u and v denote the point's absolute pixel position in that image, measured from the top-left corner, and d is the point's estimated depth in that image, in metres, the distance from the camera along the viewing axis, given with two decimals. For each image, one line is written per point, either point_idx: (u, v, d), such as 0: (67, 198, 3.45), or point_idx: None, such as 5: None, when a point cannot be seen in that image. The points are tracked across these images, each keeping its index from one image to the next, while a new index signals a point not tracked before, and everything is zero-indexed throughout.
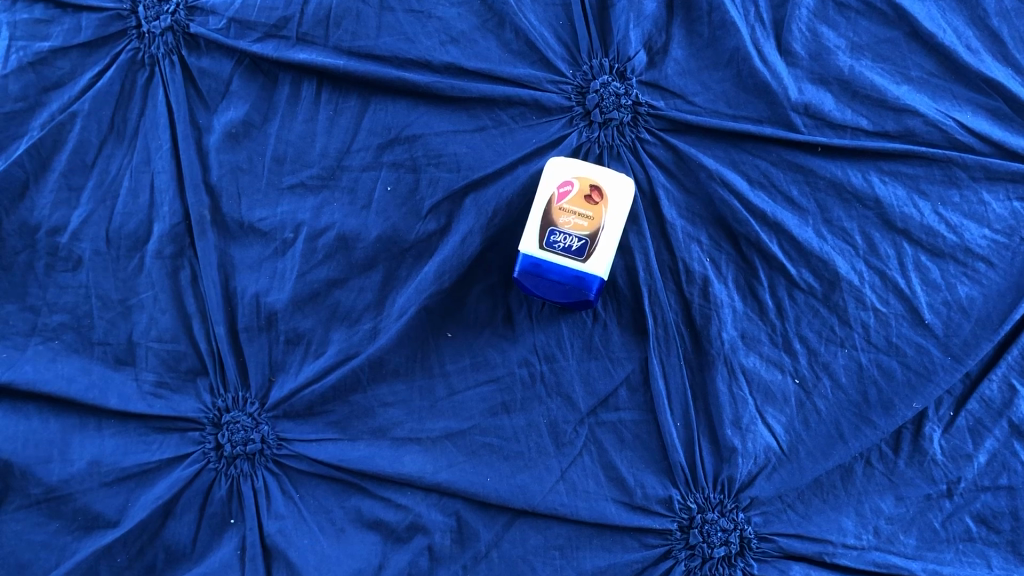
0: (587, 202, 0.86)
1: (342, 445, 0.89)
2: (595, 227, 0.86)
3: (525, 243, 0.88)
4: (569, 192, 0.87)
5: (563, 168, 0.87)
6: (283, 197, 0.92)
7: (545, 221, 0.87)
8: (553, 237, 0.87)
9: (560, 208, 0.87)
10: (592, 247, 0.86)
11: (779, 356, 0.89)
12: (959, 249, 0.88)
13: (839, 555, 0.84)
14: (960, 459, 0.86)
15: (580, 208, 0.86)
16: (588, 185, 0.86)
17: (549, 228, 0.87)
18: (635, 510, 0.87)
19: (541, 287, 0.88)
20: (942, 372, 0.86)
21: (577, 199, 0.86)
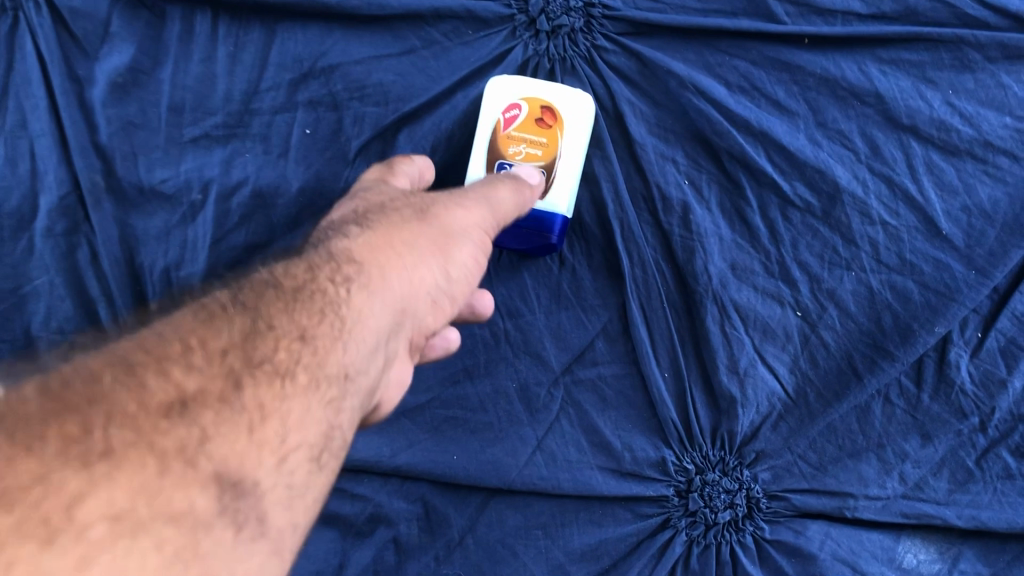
0: (540, 126, 0.74)
1: (373, 179, 0.69)
2: (550, 156, 0.74)
3: (471, 180, 0.75)
4: (517, 115, 0.74)
5: (508, 87, 0.75)
6: (187, 153, 0.79)
7: (494, 150, 0.75)
8: (503, 169, 0.75)
9: (508, 135, 0.74)
10: (550, 181, 0.74)
11: (777, 287, 0.76)
12: (976, 143, 0.75)
13: (861, 509, 0.74)
14: (992, 386, 0.74)
15: (533, 133, 0.74)
16: (539, 106, 0.74)
17: (497, 161, 0.75)
18: (625, 477, 0.76)
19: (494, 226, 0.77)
20: (967, 290, 0.74)
21: (526, 125, 0.74)
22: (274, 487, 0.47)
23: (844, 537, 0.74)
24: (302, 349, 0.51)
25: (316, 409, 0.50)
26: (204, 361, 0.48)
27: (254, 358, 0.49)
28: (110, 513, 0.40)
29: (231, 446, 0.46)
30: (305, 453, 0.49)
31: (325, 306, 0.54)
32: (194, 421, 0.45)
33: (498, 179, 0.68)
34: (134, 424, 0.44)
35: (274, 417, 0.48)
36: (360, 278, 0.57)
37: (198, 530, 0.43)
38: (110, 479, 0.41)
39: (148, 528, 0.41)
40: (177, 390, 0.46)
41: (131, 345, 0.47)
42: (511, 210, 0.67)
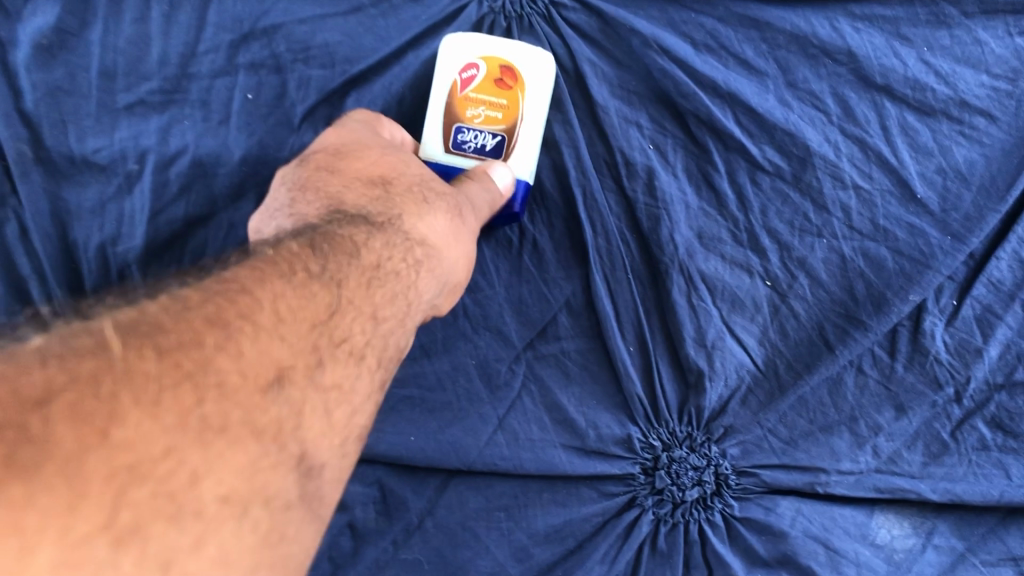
0: (499, 87, 0.71)
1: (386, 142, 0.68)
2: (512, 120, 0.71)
3: (426, 145, 0.72)
4: (473, 77, 0.71)
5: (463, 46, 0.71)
6: (121, 120, 0.74)
7: (451, 114, 0.72)
8: (462, 134, 0.71)
9: (466, 98, 0.71)
10: (511, 145, 0.71)
11: (745, 256, 0.73)
12: (952, 102, 0.72)
13: (833, 484, 0.72)
14: (968, 355, 0.72)
15: (491, 95, 0.71)
16: (498, 66, 0.71)
17: (454, 125, 0.71)
18: (590, 455, 0.73)
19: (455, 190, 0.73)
20: (942, 256, 0.71)
21: (485, 86, 0.71)
22: (332, 463, 0.51)
23: (816, 514, 0.72)
24: (371, 330, 0.55)
25: (374, 393, 0.55)
26: (295, 335, 0.49)
27: (335, 337, 0.52)
28: (221, 495, 0.43)
29: (313, 426, 0.49)
30: (359, 430, 0.53)
31: (397, 290, 0.58)
32: (287, 400, 0.48)
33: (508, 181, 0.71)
34: (237, 399, 0.45)
35: (341, 398, 0.51)
36: (417, 267, 0.60)
37: (286, 510, 0.46)
38: (220, 462, 0.43)
39: (247, 509, 0.44)
40: (275, 364, 0.48)
41: (222, 299, 0.47)
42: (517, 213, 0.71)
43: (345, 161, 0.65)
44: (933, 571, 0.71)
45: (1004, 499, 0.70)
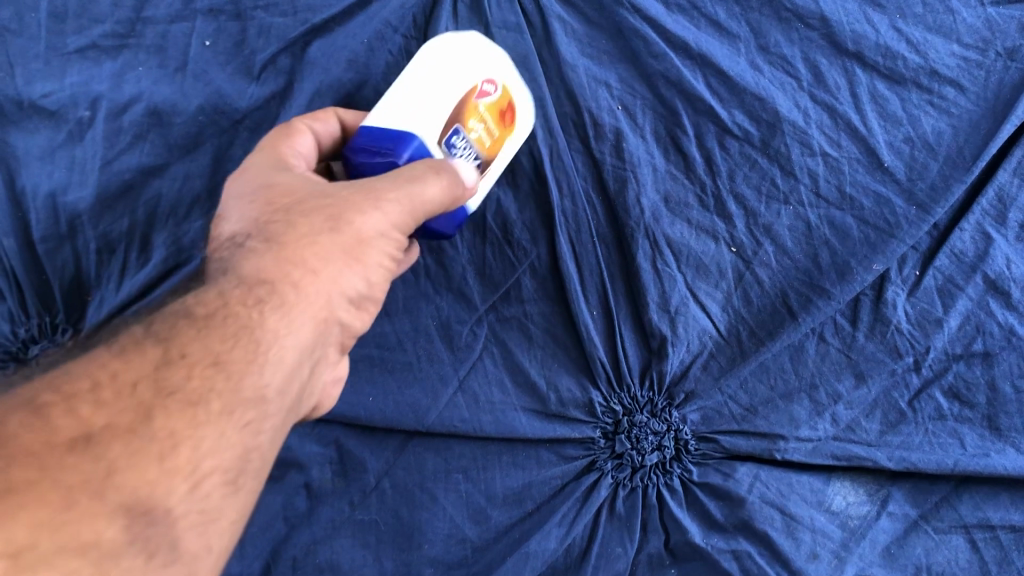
0: (500, 118, 0.65)
1: (269, 163, 0.58)
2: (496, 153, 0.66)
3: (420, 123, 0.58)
4: (489, 93, 0.64)
5: (487, 55, 0.64)
6: (71, 64, 0.71)
7: (454, 112, 0.61)
8: (452, 139, 0.61)
9: (477, 106, 0.63)
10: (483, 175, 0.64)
11: (712, 222, 0.72)
12: (923, 71, 0.71)
13: (792, 451, 0.72)
14: (928, 325, 0.72)
15: (493, 122, 0.65)
16: (505, 99, 0.66)
17: (455, 126, 0.61)
18: (551, 419, 0.73)
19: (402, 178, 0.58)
20: (906, 226, 0.71)
21: (495, 108, 0.64)
22: (187, 512, 0.44)
23: (774, 480, 0.72)
24: (214, 377, 0.47)
25: (230, 439, 0.47)
26: (115, 396, 0.44)
27: (163, 387, 0.45)
28: (7, 551, 0.39)
29: (141, 475, 0.43)
30: (219, 478, 0.46)
31: (240, 331, 0.49)
32: (101, 456, 0.42)
33: (414, 164, 0.55)
34: (38, 462, 0.41)
35: (185, 445, 0.45)
36: (272, 297, 0.51)
37: (107, 559, 0.41)
38: (12, 515, 0.39)
39: (51, 562, 0.40)
40: (85, 425, 0.43)
41: (47, 381, 0.44)
42: (432, 195, 0.55)
43: (229, 197, 0.57)
44: (886, 538, 0.72)
45: (958, 467, 0.71)
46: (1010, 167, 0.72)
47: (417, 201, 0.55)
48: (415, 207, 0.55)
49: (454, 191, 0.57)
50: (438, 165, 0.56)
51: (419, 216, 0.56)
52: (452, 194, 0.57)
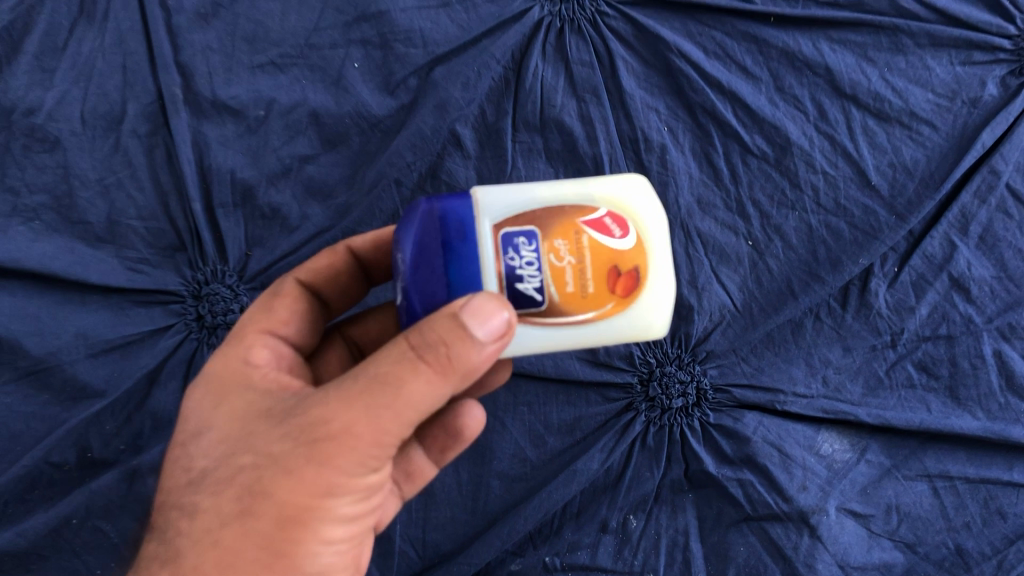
0: (599, 279, 0.57)
1: (235, 359, 0.66)
2: (569, 311, 0.57)
3: (496, 204, 0.57)
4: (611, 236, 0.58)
5: (629, 204, 0.59)
6: (256, 76, 0.94)
7: (541, 223, 0.57)
8: (517, 237, 0.56)
9: (579, 233, 0.57)
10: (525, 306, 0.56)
11: (733, 221, 0.92)
12: (904, 112, 0.91)
13: (789, 403, 0.90)
14: (903, 312, 0.91)
15: (589, 271, 0.57)
16: (627, 270, 0.57)
17: (531, 237, 0.57)
18: (598, 366, 0.92)
19: (420, 243, 0.55)
20: (888, 230, 0.90)
21: (608, 254, 0.57)
22: None
23: (774, 425, 0.91)
24: None
25: None
26: None
27: None
28: None
29: None
30: None
31: None
32: None
33: (378, 369, 0.54)
34: None
35: None
36: None
37: None
38: None
39: None
40: None
41: None
42: (407, 395, 0.53)
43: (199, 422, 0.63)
44: (863, 479, 0.90)
45: (924, 425, 0.89)
46: (971, 190, 0.91)
47: (378, 409, 0.54)
48: (372, 425, 0.54)
49: (448, 373, 0.53)
50: (435, 330, 0.52)
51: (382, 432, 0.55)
52: (449, 376, 0.54)
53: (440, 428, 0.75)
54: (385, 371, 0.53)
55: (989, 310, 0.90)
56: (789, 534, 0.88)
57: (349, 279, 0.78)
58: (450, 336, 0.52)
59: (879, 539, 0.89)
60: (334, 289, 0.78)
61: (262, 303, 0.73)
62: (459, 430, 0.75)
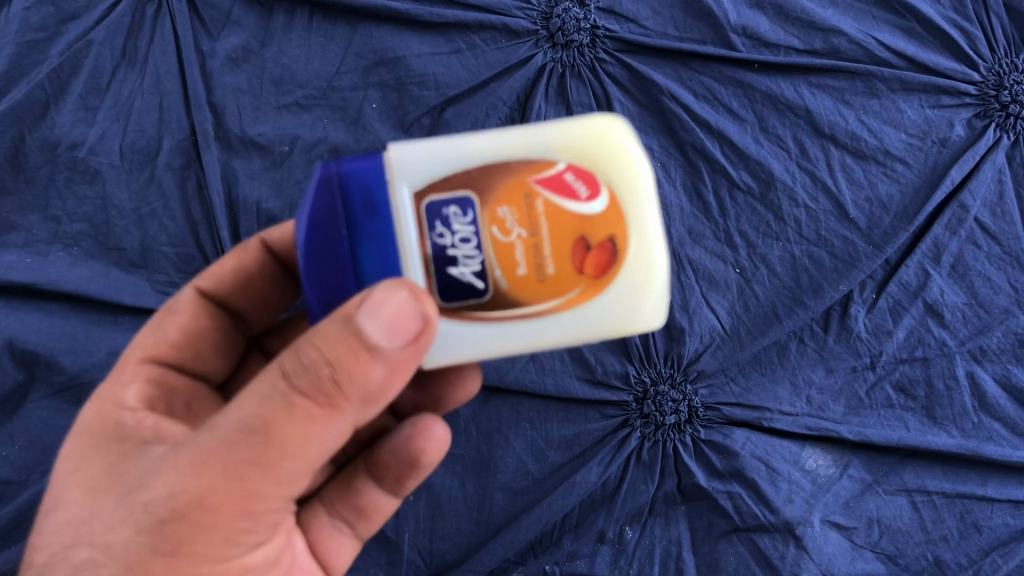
0: (564, 254, 0.53)
1: (109, 392, 0.64)
2: (526, 295, 0.53)
3: (424, 170, 0.53)
4: (575, 199, 0.53)
5: (599, 158, 0.54)
6: (282, 115, 1.03)
7: (480, 190, 0.53)
8: (448, 207, 0.52)
9: (533, 202, 0.52)
10: (467, 291, 0.53)
11: (722, 250, 0.99)
12: (879, 151, 0.99)
13: (776, 420, 0.96)
14: (881, 335, 0.97)
15: (549, 247, 0.52)
16: (597, 241, 0.53)
17: (471, 208, 0.52)
18: (596, 385, 0.98)
19: (320, 222, 0.51)
20: (866, 259, 0.97)
21: (572, 223, 0.53)
22: None
23: (761, 441, 0.96)
24: None
25: None
26: None
27: None
28: None
29: None
30: None
31: None
32: None
33: (250, 411, 0.50)
34: None
35: None
36: None
37: None
38: None
39: None
40: None
41: None
42: (289, 431, 0.50)
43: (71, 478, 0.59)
44: (846, 493, 0.96)
45: (902, 441, 0.95)
46: (942, 223, 0.97)
47: (257, 453, 0.51)
48: (253, 468, 0.52)
49: (339, 397, 0.50)
50: (320, 348, 0.49)
51: (266, 474, 0.52)
52: (342, 398, 0.51)
53: (390, 456, 0.70)
54: (259, 409, 0.50)
55: (962, 334, 0.97)
56: (776, 545, 0.93)
57: (264, 283, 0.75)
58: (339, 350, 0.49)
59: (861, 551, 0.94)
60: (248, 296, 0.75)
61: (157, 322, 0.71)
62: (411, 457, 0.69)
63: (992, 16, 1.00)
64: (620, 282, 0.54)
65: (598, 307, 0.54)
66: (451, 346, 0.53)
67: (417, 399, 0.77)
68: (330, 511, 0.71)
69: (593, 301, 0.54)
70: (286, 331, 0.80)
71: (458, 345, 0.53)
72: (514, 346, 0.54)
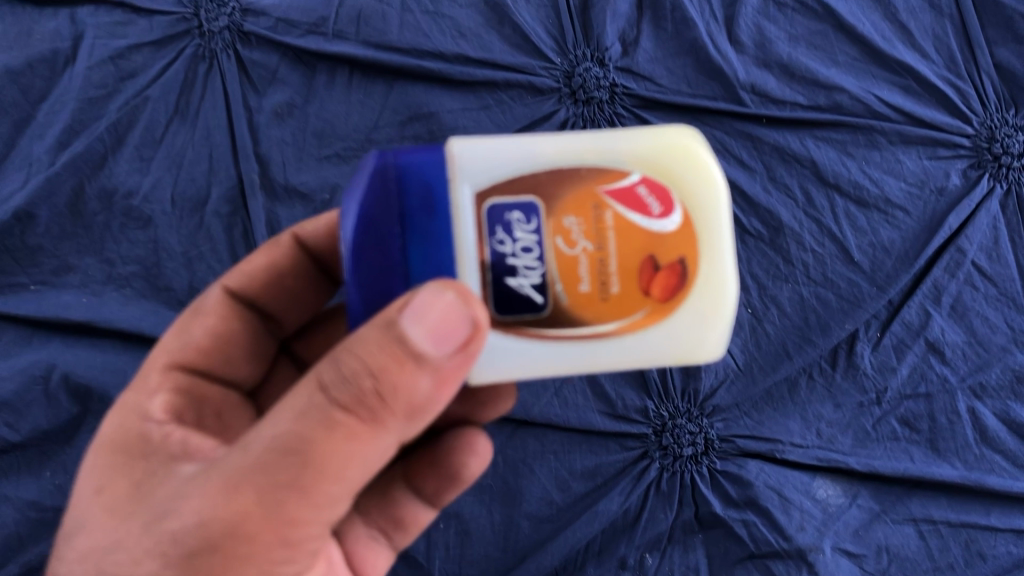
0: (632, 274, 0.55)
1: (137, 399, 0.68)
2: (588, 313, 0.55)
3: (490, 174, 0.55)
4: (647, 214, 0.55)
5: (675, 171, 0.56)
6: (323, 166, 1.11)
7: (542, 197, 0.55)
8: (512, 214, 0.54)
9: (602, 218, 0.54)
10: (525, 302, 0.55)
11: (734, 291, 1.05)
12: (881, 199, 1.06)
13: (787, 452, 1.02)
14: (886, 372, 1.03)
15: (617, 266, 0.55)
16: (665, 262, 0.55)
17: (535, 218, 0.54)
18: (617, 418, 1.04)
19: (376, 219, 0.53)
20: (870, 299, 1.03)
21: (641, 239, 0.55)
22: None
23: (774, 472, 1.02)
24: None
25: None
26: None
27: None
28: None
29: None
30: None
31: None
32: None
33: (287, 426, 0.50)
34: None
35: None
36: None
37: None
38: None
39: None
40: None
41: None
42: (328, 446, 0.50)
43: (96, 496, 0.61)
44: (856, 522, 1.01)
45: (907, 472, 1.01)
46: (942, 266, 1.04)
47: (293, 475, 0.50)
48: (290, 493, 0.51)
49: (380, 410, 0.50)
50: (362, 357, 0.49)
51: (303, 500, 0.51)
52: (383, 412, 0.50)
53: (434, 469, 0.75)
54: (296, 426, 0.50)
55: (962, 370, 1.02)
56: (789, 571, 0.99)
57: (294, 281, 0.78)
58: (382, 357, 0.49)
59: None
60: (278, 295, 0.78)
61: (185, 321, 0.75)
62: (455, 470, 0.75)
63: (983, 75, 1.08)
64: (687, 307, 0.56)
65: (663, 328, 0.56)
66: (514, 361, 0.55)
67: (452, 413, 0.79)
68: (366, 521, 0.76)
69: (658, 324, 0.56)
70: (314, 332, 0.84)
71: (520, 359, 0.55)
72: (576, 363, 0.56)
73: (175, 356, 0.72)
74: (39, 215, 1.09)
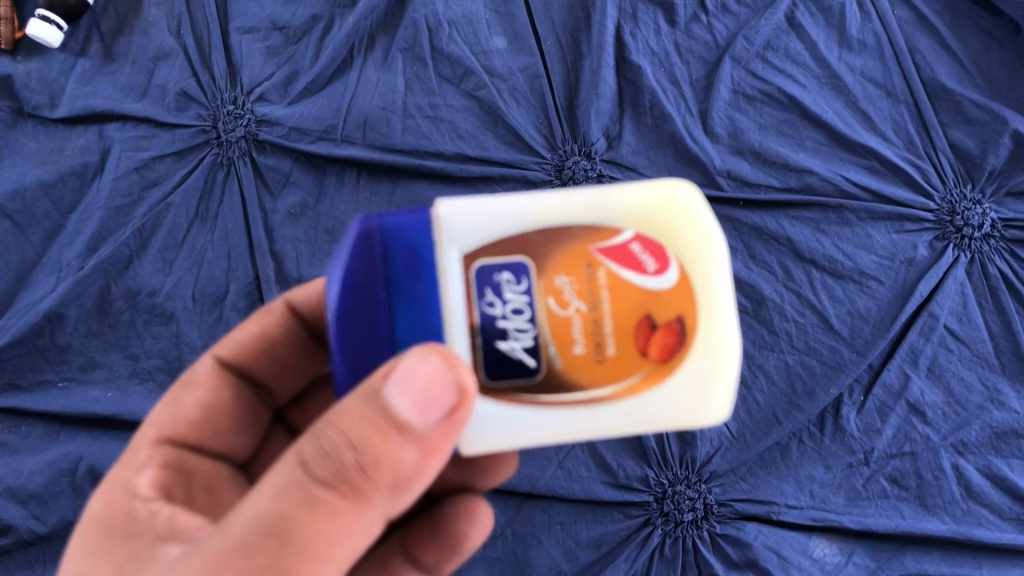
0: (631, 334, 0.56)
1: (125, 475, 0.70)
2: (584, 376, 0.56)
3: (477, 236, 0.57)
4: (641, 272, 0.57)
5: (671, 228, 0.58)
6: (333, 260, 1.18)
7: (531, 257, 0.57)
8: (502, 274, 0.57)
9: (597, 279, 0.56)
10: (518, 365, 0.56)
11: None
12: (855, 271, 1.13)
13: (783, 513, 1.07)
14: (872, 433, 1.08)
15: (614, 327, 0.56)
16: (664, 321, 0.57)
17: (525, 279, 0.57)
18: (619, 488, 1.09)
19: (359, 283, 0.55)
20: (851, 364, 1.10)
21: (634, 297, 0.56)
22: None
23: (771, 533, 1.07)
24: None
25: None
26: None
27: None
28: None
29: None
30: None
31: None
32: None
33: (268, 507, 0.51)
34: None
35: None
36: None
37: None
38: None
39: None
40: None
41: None
42: (309, 526, 0.51)
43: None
44: None
45: (899, 527, 1.05)
46: (916, 331, 1.11)
47: (276, 556, 0.50)
48: None
49: (363, 484, 0.51)
50: (344, 430, 0.51)
51: None
52: (368, 487, 0.52)
53: (434, 541, 0.80)
54: (277, 505, 0.51)
55: (943, 429, 1.08)
56: None
57: (284, 349, 0.83)
58: (366, 432, 0.50)
59: None
60: (268, 363, 0.82)
61: (174, 393, 0.79)
62: (456, 539, 0.80)
63: (940, 154, 1.17)
64: (687, 368, 0.57)
65: (662, 391, 0.57)
66: (513, 432, 0.56)
67: (451, 479, 0.84)
68: None
69: (655, 386, 0.57)
70: (307, 401, 0.90)
71: (517, 424, 0.56)
72: (573, 430, 0.57)
73: (166, 431, 0.75)
74: (68, 315, 1.16)
